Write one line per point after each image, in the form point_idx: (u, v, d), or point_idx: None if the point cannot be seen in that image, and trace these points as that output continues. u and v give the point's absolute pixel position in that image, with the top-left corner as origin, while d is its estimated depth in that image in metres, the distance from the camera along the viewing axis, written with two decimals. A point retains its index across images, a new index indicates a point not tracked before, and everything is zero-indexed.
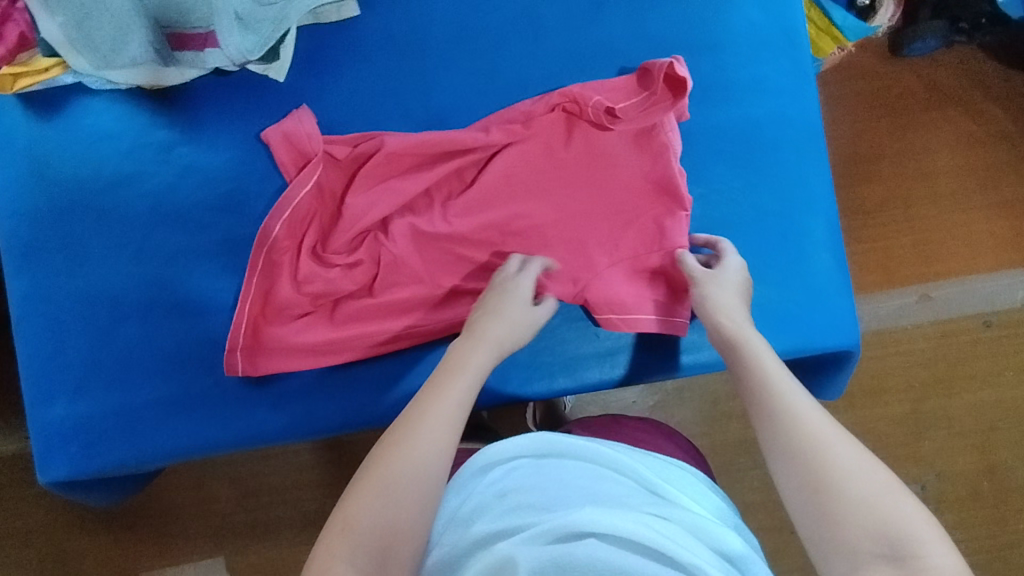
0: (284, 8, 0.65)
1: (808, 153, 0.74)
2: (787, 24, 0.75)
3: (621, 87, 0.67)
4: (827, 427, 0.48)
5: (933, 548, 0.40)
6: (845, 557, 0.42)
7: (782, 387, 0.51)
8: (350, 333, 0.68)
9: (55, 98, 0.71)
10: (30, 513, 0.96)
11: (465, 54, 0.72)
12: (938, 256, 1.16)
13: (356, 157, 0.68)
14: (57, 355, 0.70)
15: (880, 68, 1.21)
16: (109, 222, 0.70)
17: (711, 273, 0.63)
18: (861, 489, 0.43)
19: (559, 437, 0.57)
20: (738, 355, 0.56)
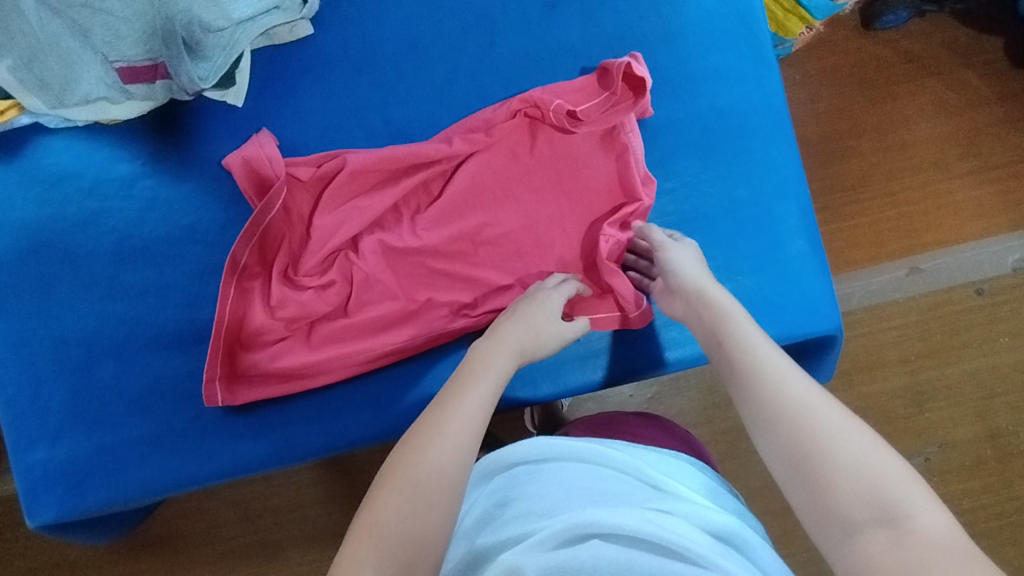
0: (234, 33, 0.63)
1: (776, 138, 0.74)
2: (745, 10, 0.75)
3: (583, 87, 0.69)
4: (807, 389, 0.47)
5: (922, 505, 0.40)
6: (837, 523, 0.41)
7: (759, 351, 0.51)
8: (327, 355, 0.67)
9: (11, 140, 0.70)
10: (29, 556, 0.96)
11: (422, 65, 0.72)
12: (924, 227, 1.16)
13: (321, 176, 0.67)
14: (34, 399, 0.69)
15: (852, 43, 1.20)
16: (78, 262, 0.69)
17: (662, 248, 0.63)
18: (847, 450, 0.42)
19: (555, 440, 0.56)
20: (715, 323, 0.55)
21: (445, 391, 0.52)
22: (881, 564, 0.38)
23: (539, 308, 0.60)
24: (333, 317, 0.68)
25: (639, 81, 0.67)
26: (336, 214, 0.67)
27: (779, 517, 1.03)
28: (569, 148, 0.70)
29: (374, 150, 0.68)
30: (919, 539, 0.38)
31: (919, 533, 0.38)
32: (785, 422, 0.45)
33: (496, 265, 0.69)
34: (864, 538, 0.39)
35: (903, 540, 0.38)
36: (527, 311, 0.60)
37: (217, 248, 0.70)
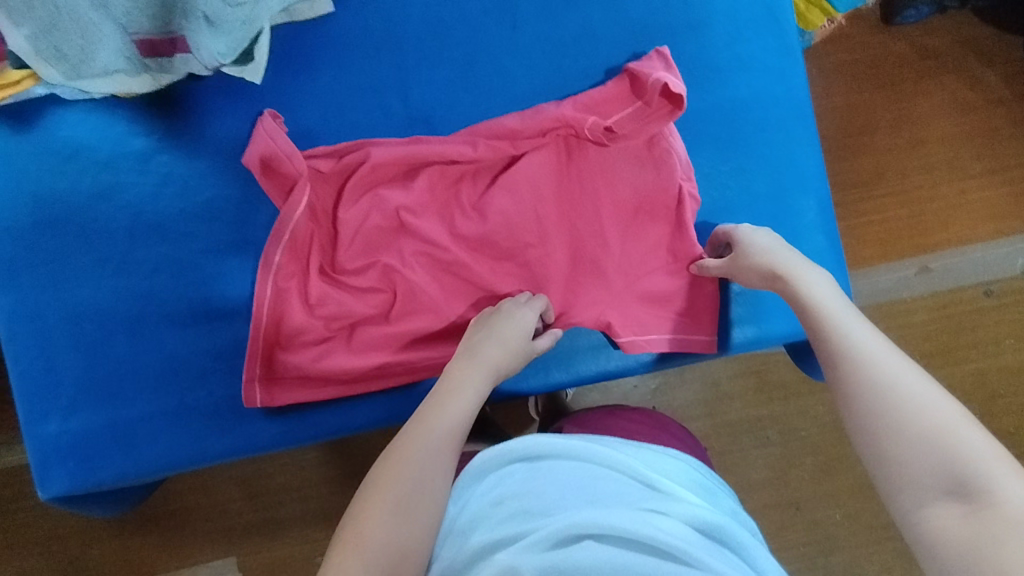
0: (254, 8, 0.62)
1: (798, 131, 0.73)
2: (772, 1, 0.73)
3: (614, 95, 0.68)
4: (903, 369, 0.50)
5: (1006, 482, 0.42)
6: (911, 496, 0.45)
7: (858, 337, 0.54)
8: (364, 358, 0.69)
9: (27, 111, 0.69)
10: (32, 525, 0.96)
11: (445, 47, 0.71)
12: (935, 227, 1.15)
13: (343, 167, 0.68)
14: (49, 371, 0.69)
15: (872, 38, 1.19)
16: (93, 236, 0.69)
17: (733, 255, 0.65)
18: (931, 428, 0.46)
19: (553, 439, 0.56)
20: (808, 307, 0.58)
21: (421, 411, 0.59)
22: (948, 534, 0.42)
23: (513, 325, 0.65)
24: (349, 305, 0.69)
25: (674, 94, 0.65)
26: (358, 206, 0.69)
27: (778, 510, 1.04)
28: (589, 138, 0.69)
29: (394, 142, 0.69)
30: (994, 511, 0.41)
31: (997, 501, 0.41)
32: (868, 404, 0.49)
33: (513, 258, 0.71)
34: (938, 511, 0.43)
35: (975, 514, 0.41)
36: (510, 334, 0.65)
37: (232, 229, 0.70)
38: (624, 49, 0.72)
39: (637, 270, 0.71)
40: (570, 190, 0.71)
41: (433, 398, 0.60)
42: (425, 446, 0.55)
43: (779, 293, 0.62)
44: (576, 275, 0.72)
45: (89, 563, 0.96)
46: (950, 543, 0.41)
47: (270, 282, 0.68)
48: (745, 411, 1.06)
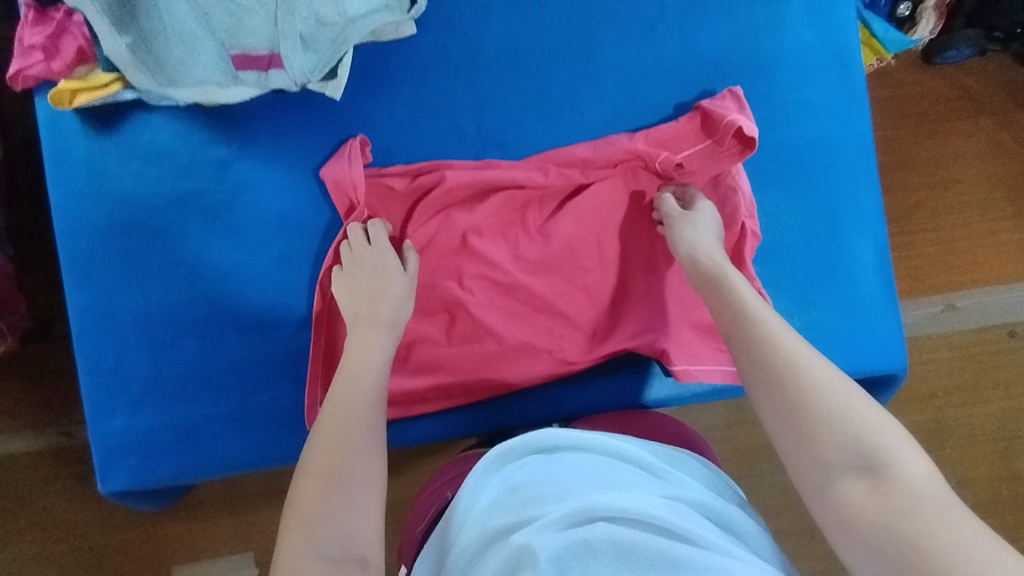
0: (346, 29, 0.64)
1: (859, 175, 0.74)
2: (841, 47, 0.75)
3: (685, 132, 0.71)
4: (806, 350, 0.53)
5: (906, 458, 0.46)
6: (823, 473, 0.47)
7: (760, 319, 0.57)
8: (426, 378, 0.72)
9: (113, 115, 0.71)
10: (59, 509, 0.98)
11: (520, 75, 0.73)
12: (966, 264, 1.17)
13: (417, 189, 0.71)
14: (117, 367, 0.71)
15: (913, 75, 1.21)
16: (167, 239, 0.71)
17: (686, 215, 0.68)
18: (839, 408, 0.49)
19: (564, 432, 0.61)
20: (716, 287, 0.61)
21: (336, 385, 0.59)
22: (858, 508, 0.45)
23: (356, 266, 0.68)
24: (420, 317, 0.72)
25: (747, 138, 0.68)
26: (427, 225, 0.71)
27: (796, 538, 1.05)
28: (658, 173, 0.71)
29: (468, 166, 0.71)
30: (894, 487, 0.44)
31: (898, 476, 0.45)
32: (779, 383, 0.52)
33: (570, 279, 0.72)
34: (843, 486, 0.46)
35: (879, 487, 0.45)
36: (370, 276, 0.67)
37: (304, 239, 0.72)
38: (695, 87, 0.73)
39: (698, 304, 0.73)
40: (633, 222, 0.73)
41: (348, 365, 0.60)
42: (355, 427, 0.55)
43: (705, 291, 0.63)
44: (633, 302, 0.72)
45: (117, 549, 0.98)
46: (857, 517, 0.44)
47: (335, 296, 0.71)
48: (767, 437, 1.07)
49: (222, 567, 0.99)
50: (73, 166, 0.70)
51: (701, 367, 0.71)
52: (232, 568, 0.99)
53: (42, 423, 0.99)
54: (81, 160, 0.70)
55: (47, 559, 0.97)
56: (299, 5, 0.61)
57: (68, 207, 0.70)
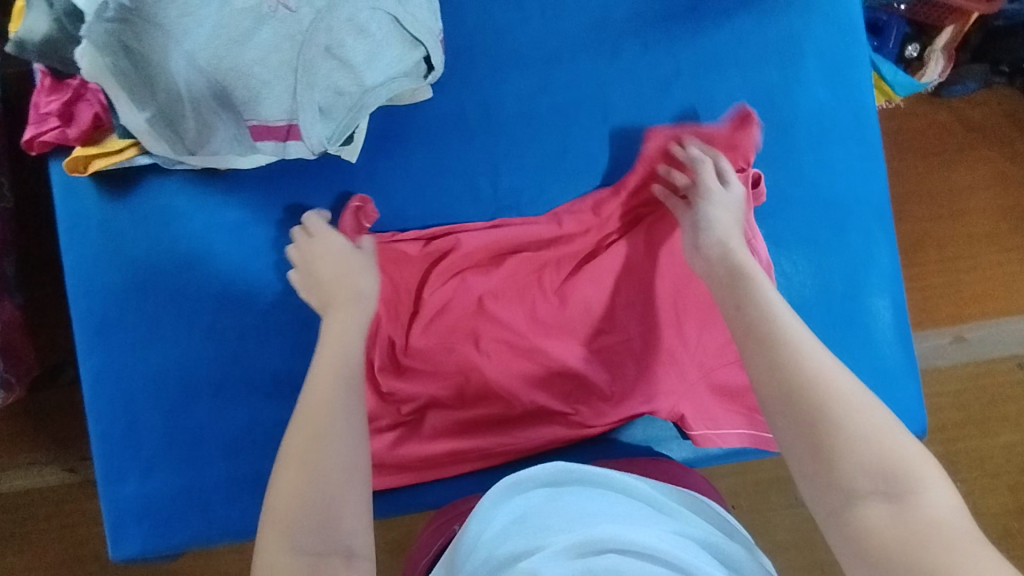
0: (363, 97, 0.64)
1: (877, 234, 0.74)
2: (858, 105, 0.75)
3: None
4: (832, 364, 0.52)
5: (930, 486, 0.46)
6: (844, 495, 0.47)
7: (786, 325, 0.55)
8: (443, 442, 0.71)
9: (126, 178, 0.70)
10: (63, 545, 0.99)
11: (538, 137, 0.73)
12: (973, 296, 1.19)
13: (442, 252, 0.72)
14: (129, 433, 0.70)
15: (918, 108, 1.22)
16: (181, 302, 0.71)
17: (715, 194, 0.67)
18: (865, 432, 0.48)
19: (572, 468, 0.65)
20: (744, 284, 0.59)
21: (310, 387, 0.56)
22: (879, 534, 0.45)
23: (311, 260, 0.67)
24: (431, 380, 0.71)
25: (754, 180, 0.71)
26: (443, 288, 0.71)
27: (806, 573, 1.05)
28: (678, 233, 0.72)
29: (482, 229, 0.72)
30: (918, 515, 0.45)
31: (922, 505, 0.45)
32: (807, 396, 0.50)
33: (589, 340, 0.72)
34: (865, 510, 0.46)
35: (902, 514, 0.45)
36: (330, 274, 0.66)
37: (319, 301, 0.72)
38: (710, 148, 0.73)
39: (716, 366, 0.72)
40: (650, 282, 0.72)
41: (326, 356, 0.58)
42: (337, 412, 0.55)
43: (710, 278, 0.62)
44: (649, 366, 0.72)
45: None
46: (878, 542, 0.45)
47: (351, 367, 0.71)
48: (775, 471, 1.07)
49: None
50: (86, 230, 0.70)
51: (718, 430, 0.72)
52: None
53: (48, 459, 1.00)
54: (94, 224, 0.70)
55: None
56: (318, 79, 0.60)
57: (81, 271, 0.70)
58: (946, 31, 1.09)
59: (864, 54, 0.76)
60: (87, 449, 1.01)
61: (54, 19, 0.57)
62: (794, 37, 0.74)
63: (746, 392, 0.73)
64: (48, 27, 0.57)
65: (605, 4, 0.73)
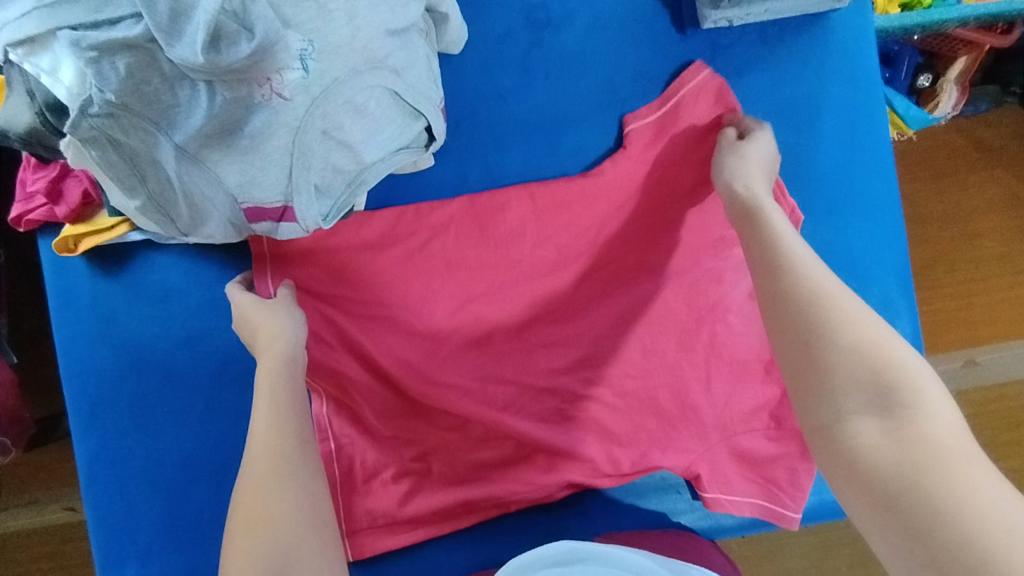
0: (361, 173, 0.62)
1: (897, 295, 0.74)
2: (874, 161, 0.74)
3: (710, 264, 0.71)
4: (833, 283, 0.51)
5: (933, 405, 0.43)
6: (831, 408, 0.46)
7: (792, 250, 0.54)
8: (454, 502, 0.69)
9: (117, 255, 0.68)
10: None
11: (546, 198, 0.70)
12: (984, 320, 1.16)
13: (455, 321, 0.70)
14: (126, 517, 0.68)
15: (928, 129, 1.20)
16: (178, 382, 0.68)
17: (736, 149, 0.65)
18: (862, 346, 0.46)
19: (582, 545, 0.61)
20: (755, 221, 0.58)
21: (251, 442, 0.53)
22: (869, 450, 0.43)
23: (247, 307, 0.62)
24: (447, 452, 0.70)
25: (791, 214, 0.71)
26: (455, 356, 0.71)
27: None
28: (699, 299, 0.71)
29: (496, 295, 0.71)
30: (912, 432, 0.42)
31: (918, 421, 0.42)
32: (803, 315, 0.50)
33: (613, 405, 0.71)
34: (856, 426, 0.44)
35: (894, 430, 0.42)
36: (259, 316, 0.61)
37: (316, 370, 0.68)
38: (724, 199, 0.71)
39: (737, 433, 0.71)
40: (665, 351, 0.71)
41: (263, 417, 0.54)
42: (286, 469, 0.52)
43: (743, 224, 0.60)
44: (666, 429, 0.70)
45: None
46: (869, 458, 0.42)
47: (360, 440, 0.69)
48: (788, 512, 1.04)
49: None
50: (77, 310, 0.67)
51: (732, 495, 0.71)
52: None
53: (41, 500, 0.98)
54: (86, 303, 0.68)
55: None
56: (315, 160, 0.58)
57: (74, 352, 0.68)
58: (959, 62, 1.06)
59: (879, 105, 0.75)
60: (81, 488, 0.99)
61: (37, 112, 0.53)
62: (811, 96, 0.72)
63: (767, 462, 0.71)
64: (31, 118, 0.54)
65: (613, 65, 0.72)
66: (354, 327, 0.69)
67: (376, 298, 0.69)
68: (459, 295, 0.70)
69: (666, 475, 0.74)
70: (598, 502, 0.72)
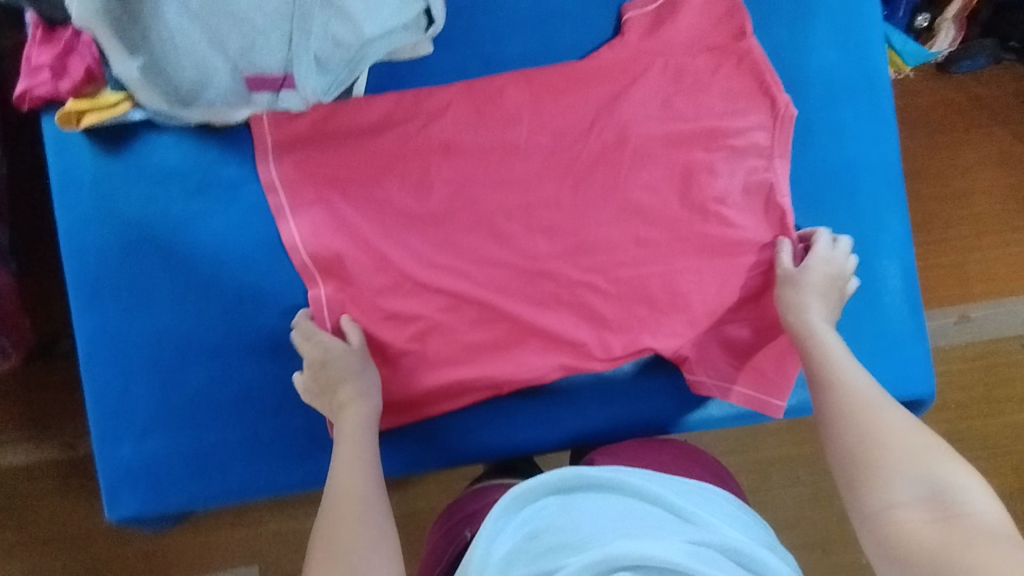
0: (360, 48, 0.63)
1: (887, 195, 0.74)
2: (871, 63, 0.74)
3: (703, 153, 0.72)
4: (896, 414, 0.57)
5: (979, 504, 0.48)
6: (883, 496, 0.52)
7: (854, 382, 0.61)
8: (447, 384, 0.72)
9: (119, 135, 0.69)
10: (47, 522, 0.98)
11: (543, 85, 0.72)
12: (975, 277, 1.18)
13: (451, 209, 0.71)
14: (125, 395, 0.69)
15: (927, 84, 1.20)
16: (177, 262, 0.69)
17: (799, 270, 0.69)
18: (914, 461, 0.52)
19: (584, 471, 0.62)
20: (812, 354, 0.65)
21: (333, 481, 0.62)
22: (913, 532, 0.48)
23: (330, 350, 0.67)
24: (441, 336, 0.71)
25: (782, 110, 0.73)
26: (452, 241, 0.72)
27: (810, 547, 1.05)
28: (694, 190, 0.72)
29: (491, 182, 0.72)
30: (957, 520, 0.47)
31: (963, 508, 0.48)
32: (861, 430, 0.57)
33: (606, 291, 0.72)
34: (903, 513, 0.50)
35: (940, 518, 0.48)
36: (343, 364, 0.67)
37: (314, 250, 0.69)
38: (720, 89, 0.72)
39: (727, 320, 0.73)
40: (659, 242, 0.72)
41: (341, 480, 0.62)
42: (363, 511, 0.59)
43: (799, 346, 0.67)
44: (655, 316, 0.72)
45: (113, 560, 0.98)
46: (911, 536, 0.48)
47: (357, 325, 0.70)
48: (778, 448, 1.05)
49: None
50: (79, 188, 0.68)
51: (719, 380, 0.73)
52: None
53: (44, 435, 0.98)
54: (87, 181, 0.68)
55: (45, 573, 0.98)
56: (314, 27, 0.62)
57: (75, 230, 0.68)
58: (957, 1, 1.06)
59: (875, 32, 0.75)
60: (83, 426, 0.99)
61: None
62: None
63: (750, 350, 0.74)
64: None
65: None
66: (354, 210, 0.70)
67: (376, 183, 0.70)
68: (456, 182, 0.71)
69: (661, 363, 0.75)
70: (588, 388, 0.75)
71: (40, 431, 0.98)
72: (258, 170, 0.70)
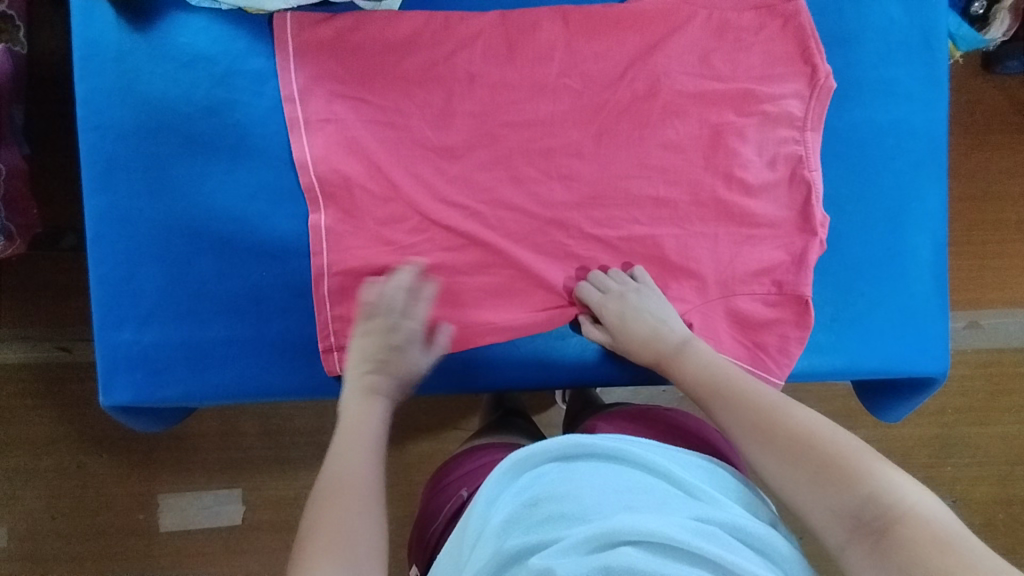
0: None
1: (929, 165, 0.75)
2: (926, 27, 0.75)
3: (733, 107, 0.72)
4: (782, 412, 0.55)
5: (908, 506, 0.45)
6: (831, 541, 0.48)
7: (742, 386, 0.59)
8: (454, 311, 0.69)
9: (149, 12, 0.67)
10: (33, 423, 0.96)
11: (583, 20, 0.72)
12: (999, 282, 1.12)
13: (477, 133, 0.70)
14: (130, 277, 0.67)
15: (970, 82, 1.13)
16: (195, 149, 0.67)
17: (610, 300, 0.67)
18: (827, 482, 0.49)
19: (585, 439, 0.55)
20: (686, 364, 0.63)
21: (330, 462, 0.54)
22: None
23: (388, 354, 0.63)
24: (455, 260, 0.70)
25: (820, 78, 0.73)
26: (474, 166, 0.70)
27: (804, 539, 1.02)
28: (725, 143, 0.71)
29: (521, 111, 0.71)
30: (897, 544, 0.44)
31: (899, 525, 0.45)
32: (767, 450, 0.53)
33: (614, 247, 0.71)
34: (851, 552, 0.46)
35: (882, 548, 0.44)
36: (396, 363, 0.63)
37: (322, 167, 0.68)
38: (760, 51, 0.73)
39: (741, 284, 0.71)
40: (682, 192, 0.71)
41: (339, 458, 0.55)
42: (362, 494, 0.52)
43: (665, 369, 0.65)
44: (665, 278, 0.71)
45: (97, 469, 0.97)
46: None
47: (370, 242, 0.69)
48: None
49: (209, 500, 0.98)
50: (103, 61, 0.66)
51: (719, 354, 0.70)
52: (220, 500, 0.98)
53: (41, 336, 0.96)
54: (112, 54, 0.67)
55: (28, 472, 0.96)
56: None
57: (95, 103, 0.67)
58: None
59: (942, 20, 0.76)
60: (79, 333, 0.97)
61: None
62: None
63: (759, 326, 0.71)
64: None
65: None
66: (367, 130, 0.69)
67: (405, 97, 0.70)
68: (487, 107, 0.70)
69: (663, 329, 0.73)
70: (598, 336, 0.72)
71: (35, 332, 0.96)
72: (278, 70, 0.68)
